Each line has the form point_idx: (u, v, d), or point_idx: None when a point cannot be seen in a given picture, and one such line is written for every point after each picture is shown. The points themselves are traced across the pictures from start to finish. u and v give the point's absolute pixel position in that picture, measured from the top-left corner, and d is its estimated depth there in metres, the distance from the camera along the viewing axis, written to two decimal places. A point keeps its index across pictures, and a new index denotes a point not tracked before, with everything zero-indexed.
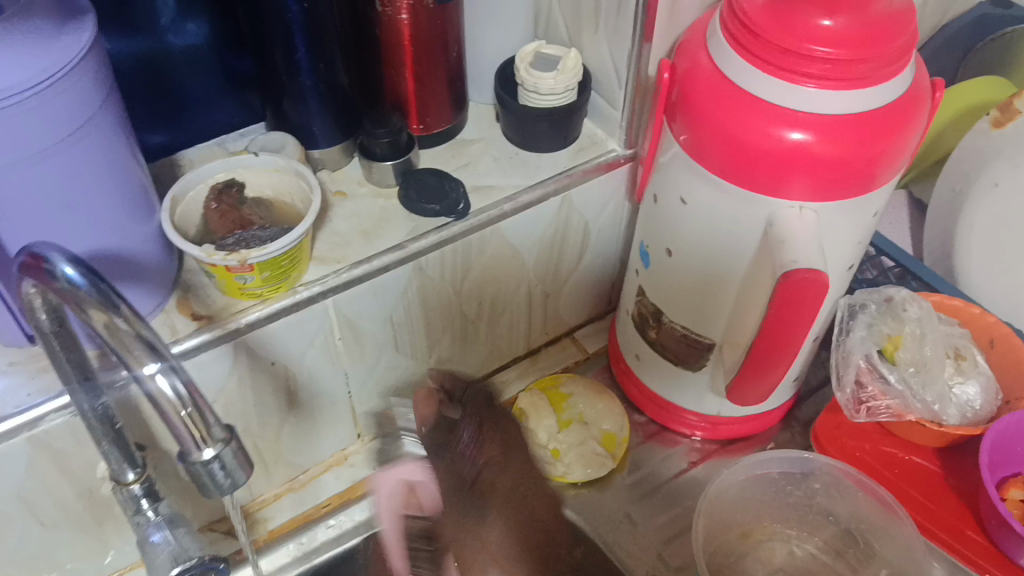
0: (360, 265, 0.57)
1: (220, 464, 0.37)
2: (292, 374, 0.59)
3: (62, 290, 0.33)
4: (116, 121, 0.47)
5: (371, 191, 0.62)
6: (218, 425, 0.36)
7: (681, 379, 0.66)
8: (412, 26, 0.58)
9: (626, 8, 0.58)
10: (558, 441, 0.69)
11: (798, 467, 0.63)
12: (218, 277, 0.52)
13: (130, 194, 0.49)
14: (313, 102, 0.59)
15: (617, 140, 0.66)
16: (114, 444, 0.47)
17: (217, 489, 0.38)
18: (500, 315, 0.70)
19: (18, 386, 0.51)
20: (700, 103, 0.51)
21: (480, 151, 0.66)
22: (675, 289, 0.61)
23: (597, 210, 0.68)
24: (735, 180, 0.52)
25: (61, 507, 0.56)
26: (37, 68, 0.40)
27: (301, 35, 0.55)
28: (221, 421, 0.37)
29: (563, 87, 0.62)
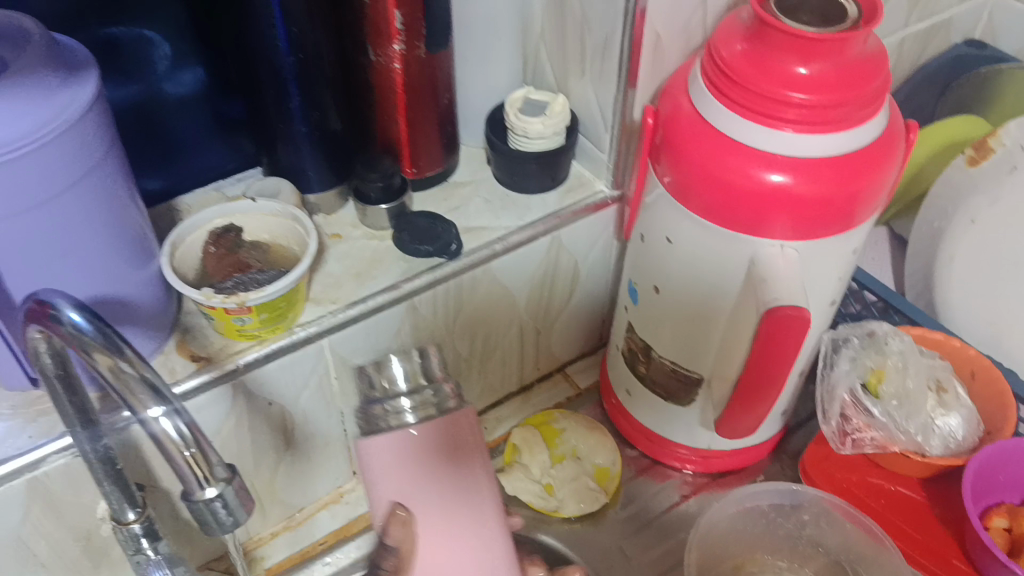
0: (355, 306, 0.58)
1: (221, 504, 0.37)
2: (288, 412, 0.60)
3: (67, 336, 0.34)
4: (117, 169, 0.48)
5: (365, 234, 0.64)
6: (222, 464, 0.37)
7: (672, 413, 0.67)
8: (403, 74, 0.60)
9: (610, 56, 0.60)
10: (551, 476, 0.71)
11: (787, 498, 0.64)
12: (217, 319, 0.53)
13: (129, 239, 0.50)
14: (305, 146, 0.60)
15: (604, 181, 0.68)
16: (115, 485, 0.48)
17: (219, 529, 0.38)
18: (493, 352, 0.71)
19: (19, 429, 0.52)
20: (682, 146, 0.53)
21: (471, 193, 0.68)
22: (664, 325, 0.62)
23: (586, 249, 0.70)
24: (719, 221, 0.54)
25: (60, 547, 0.57)
26: (40, 122, 0.42)
27: (294, 82, 0.57)
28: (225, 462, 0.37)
29: (552, 131, 0.64)
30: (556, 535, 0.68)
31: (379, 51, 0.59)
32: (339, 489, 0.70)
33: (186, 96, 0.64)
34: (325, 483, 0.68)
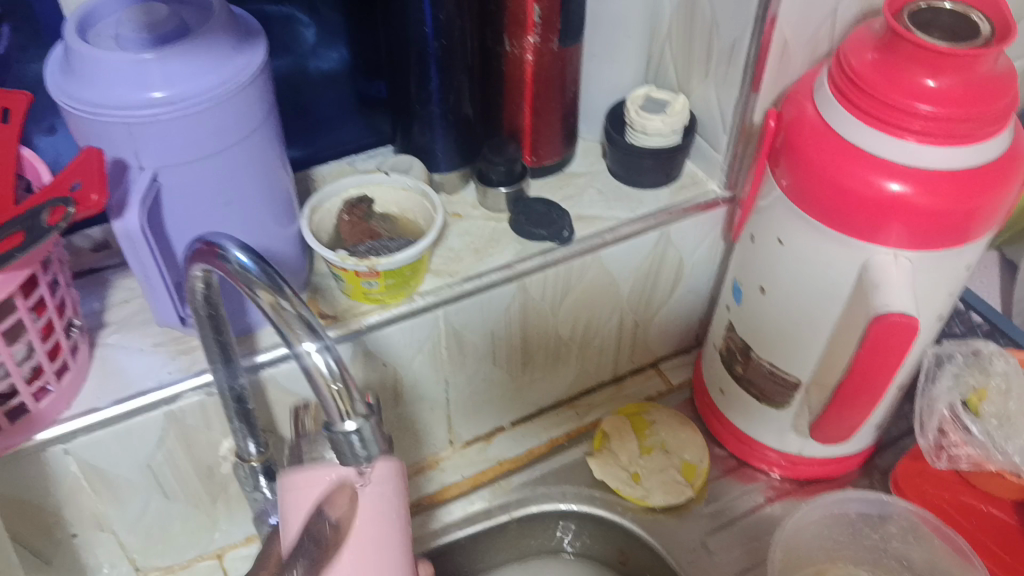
0: (471, 280, 0.61)
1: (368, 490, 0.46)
2: (400, 376, 0.64)
3: (233, 271, 0.39)
4: (273, 133, 0.53)
5: (485, 215, 0.67)
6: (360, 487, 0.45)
7: (766, 415, 0.68)
8: (534, 65, 0.63)
9: (736, 61, 0.62)
10: (639, 465, 0.73)
11: (876, 509, 0.64)
12: (346, 280, 0.57)
13: (277, 199, 0.54)
14: (439, 130, 0.64)
15: (717, 182, 0.69)
16: (243, 422, 0.52)
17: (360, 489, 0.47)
18: (592, 340, 0.74)
19: (159, 365, 0.57)
20: (804, 150, 0.55)
21: (586, 184, 0.70)
22: (766, 326, 0.64)
23: (692, 248, 0.71)
24: (833, 225, 0.55)
25: (184, 480, 0.61)
26: (216, 82, 0.46)
27: (434, 66, 0.60)
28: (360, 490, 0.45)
29: (670, 129, 0.66)
30: (639, 522, 0.70)
31: (514, 41, 0.62)
32: (436, 456, 0.73)
33: (331, 73, 0.68)
34: (424, 448, 0.72)
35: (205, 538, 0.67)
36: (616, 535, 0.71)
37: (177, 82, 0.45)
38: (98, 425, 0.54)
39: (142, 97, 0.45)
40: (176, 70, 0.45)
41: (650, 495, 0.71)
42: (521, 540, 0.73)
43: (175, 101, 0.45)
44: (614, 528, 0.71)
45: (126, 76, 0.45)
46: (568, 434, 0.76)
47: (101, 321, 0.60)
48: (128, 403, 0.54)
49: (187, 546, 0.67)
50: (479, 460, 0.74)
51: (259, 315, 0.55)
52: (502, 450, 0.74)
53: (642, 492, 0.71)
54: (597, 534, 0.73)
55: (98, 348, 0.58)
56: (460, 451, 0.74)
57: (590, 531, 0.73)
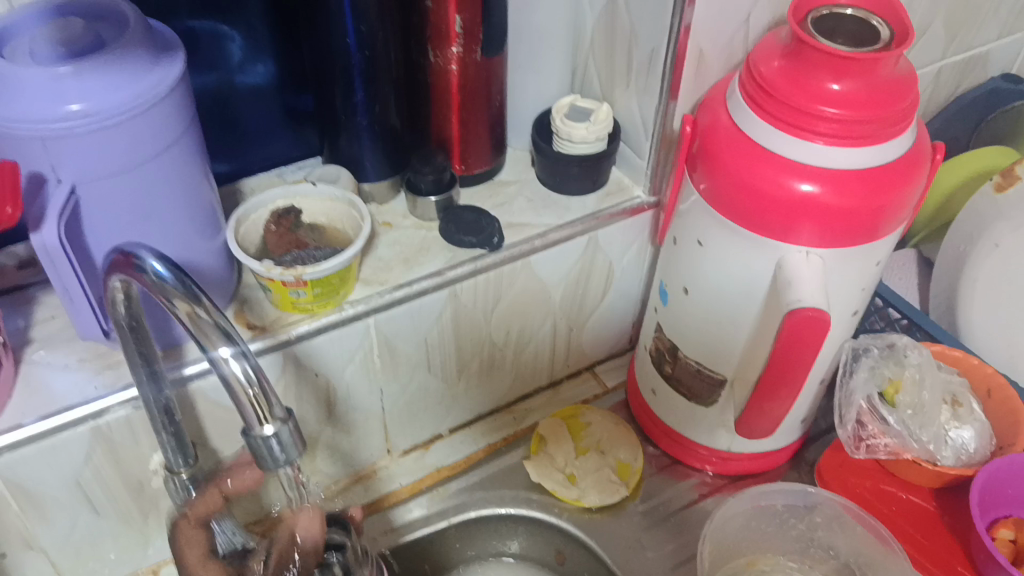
0: (401, 288, 0.62)
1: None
2: (332, 385, 0.64)
3: (151, 283, 0.39)
4: (194, 145, 0.53)
5: (414, 224, 0.68)
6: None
7: (695, 413, 0.70)
8: (459, 75, 0.64)
9: (654, 69, 0.64)
10: (575, 467, 0.74)
11: (801, 500, 0.67)
12: (274, 291, 0.58)
13: (201, 212, 0.55)
14: (366, 140, 0.65)
15: (642, 187, 0.71)
16: (172, 435, 0.52)
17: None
18: (526, 344, 0.75)
19: (85, 380, 0.56)
20: (718, 154, 0.57)
21: (515, 192, 0.72)
22: (691, 326, 0.65)
23: (620, 252, 0.73)
24: (748, 226, 0.57)
25: (114, 496, 0.61)
26: (133, 95, 0.46)
27: (359, 78, 0.61)
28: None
29: (594, 137, 0.68)
30: (576, 523, 0.71)
31: (438, 52, 0.63)
32: (373, 465, 0.74)
33: (259, 86, 0.69)
34: (361, 457, 0.72)
35: (138, 554, 0.66)
36: (552, 535, 0.72)
37: (94, 96, 0.45)
38: (24, 442, 0.54)
39: (59, 111, 0.45)
40: (93, 85, 0.46)
41: (585, 495, 0.72)
42: (462, 547, 0.74)
43: (92, 115, 0.45)
44: (548, 529, 0.72)
45: (42, 90, 0.45)
46: (505, 438, 0.77)
47: (27, 338, 0.59)
48: (55, 418, 0.54)
49: (120, 563, 0.66)
50: (417, 467, 0.74)
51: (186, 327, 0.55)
52: (439, 457, 0.75)
53: (576, 493, 0.72)
54: (533, 536, 0.74)
55: (24, 365, 0.57)
56: (398, 459, 0.75)
57: (527, 534, 0.74)
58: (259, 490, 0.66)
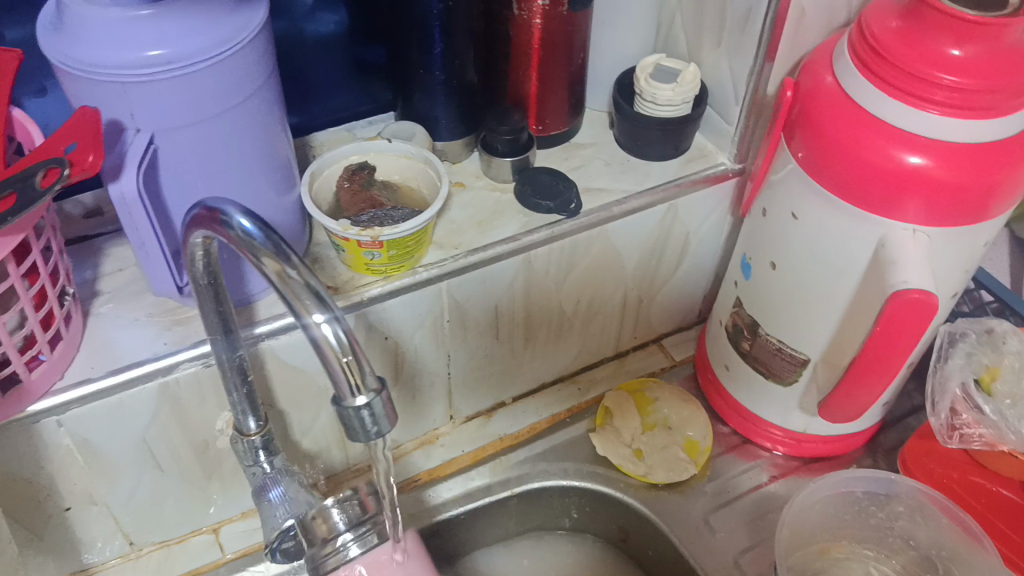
0: (475, 253, 0.60)
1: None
2: (401, 350, 0.62)
3: (237, 239, 0.37)
4: (273, 97, 0.50)
5: (488, 185, 0.66)
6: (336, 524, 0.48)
7: (772, 392, 0.67)
8: (543, 29, 0.61)
9: (750, 29, 0.60)
10: (642, 442, 0.72)
11: (882, 488, 0.64)
12: (347, 251, 0.56)
13: (276, 166, 0.53)
14: (442, 95, 0.62)
15: (727, 154, 0.68)
16: (243, 396, 0.50)
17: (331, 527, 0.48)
18: (595, 314, 0.72)
19: (155, 336, 0.55)
20: (820, 120, 0.53)
21: (592, 155, 0.69)
22: (775, 302, 0.62)
23: (699, 221, 0.70)
24: (849, 198, 0.53)
25: (181, 455, 0.60)
26: (215, 40, 0.44)
27: (438, 30, 0.58)
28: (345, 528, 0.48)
29: (680, 99, 0.64)
30: (641, 499, 0.69)
31: (522, 5, 0.60)
32: (435, 431, 0.72)
33: (331, 36, 0.66)
34: (423, 423, 0.71)
35: (200, 513, 0.66)
36: (619, 512, 0.70)
37: (174, 39, 0.43)
38: (93, 397, 0.52)
39: (139, 56, 0.42)
40: (172, 28, 0.43)
41: (653, 472, 0.70)
42: (524, 517, 0.72)
43: (172, 59, 0.43)
44: (613, 506, 0.70)
45: (120, 33, 0.42)
46: (569, 409, 0.75)
47: (94, 290, 0.58)
48: (123, 374, 0.53)
49: (181, 522, 0.65)
50: (479, 435, 0.73)
51: (259, 285, 0.54)
52: (503, 426, 0.73)
53: (643, 469, 0.70)
54: (598, 511, 0.72)
55: (91, 318, 0.56)
56: (460, 426, 0.73)
57: (589, 508, 0.72)
58: (323, 452, 0.66)
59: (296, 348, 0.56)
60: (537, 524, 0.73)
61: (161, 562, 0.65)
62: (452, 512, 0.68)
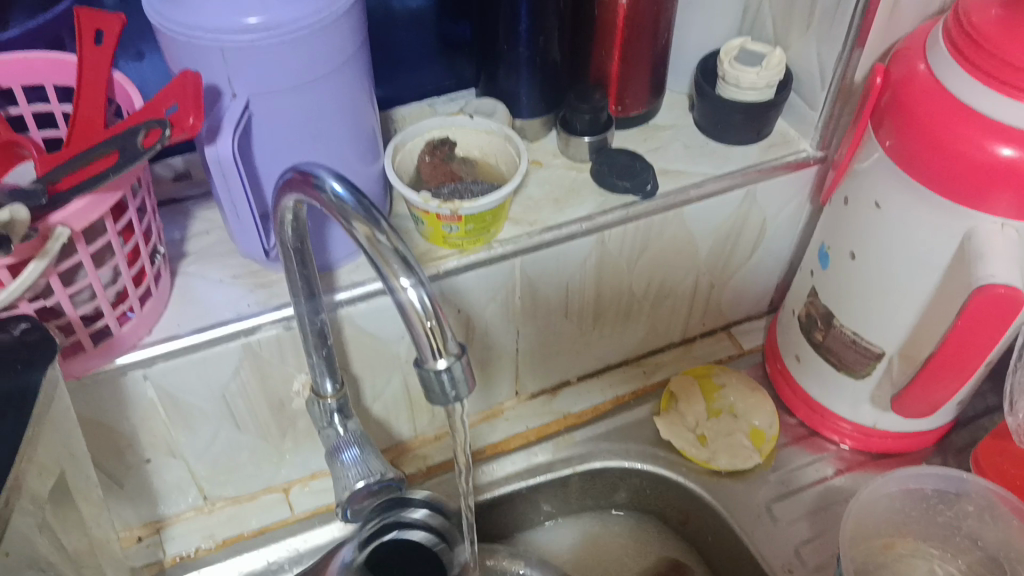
0: (550, 231, 0.60)
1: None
2: (472, 322, 0.63)
3: (329, 202, 0.38)
4: (363, 68, 0.51)
5: (565, 163, 0.66)
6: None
7: (842, 384, 0.67)
8: (628, 8, 0.61)
9: (841, 15, 0.59)
10: (706, 428, 0.72)
11: (952, 486, 0.63)
12: (427, 223, 0.56)
13: (363, 137, 0.54)
14: (525, 73, 0.63)
15: (809, 141, 0.67)
16: (322, 358, 0.52)
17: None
18: (666, 298, 0.72)
19: (240, 297, 0.57)
20: (911, 109, 0.52)
21: (671, 137, 0.68)
22: (852, 294, 0.62)
23: (777, 209, 0.69)
24: (938, 189, 0.52)
25: (257, 414, 0.62)
26: (312, 10, 0.45)
27: (525, 6, 0.58)
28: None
29: (764, 83, 0.63)
30: (703, 484, 0.69)
31: None
32: (501, 405, 0.73)
33: (418, 12, 0.67)
34: (489, 397, 0.72)
35: (271, 471, 0.68)
36: (680, 497, 0.70)
37: (273, 7, 0.44)
38: (178, 352, 0.54)
39: (238, 22, 0.43)
40: None
41: (717, 459, 0.70)
42: (584, 496, 0.73)
43: (270, 27, 0.44)
44: (675, 490, 0.70)
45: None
46: (634, 392, 0.75)
47: (183, 250, 0.60)
48: (207, 332, 0.55)
49: (254, 479, 0.67)
50: (544, 412, 0.73)
51: (342, 253, 0.55)
52: (567, 404, 0.74)
53: (707, 454, 0.70)
54: (658, 494, 0.72)
55: (179, 277, 0.58)
56: (525, 402, 0.74)
57: (651, 491, 0.72)
58: (391, 419, 0.67)
59: (373, 316, 0.57)
60: (597, 503, 0.74)
61: (232, 516, 0.67)
62: (513, 486, 0.69)
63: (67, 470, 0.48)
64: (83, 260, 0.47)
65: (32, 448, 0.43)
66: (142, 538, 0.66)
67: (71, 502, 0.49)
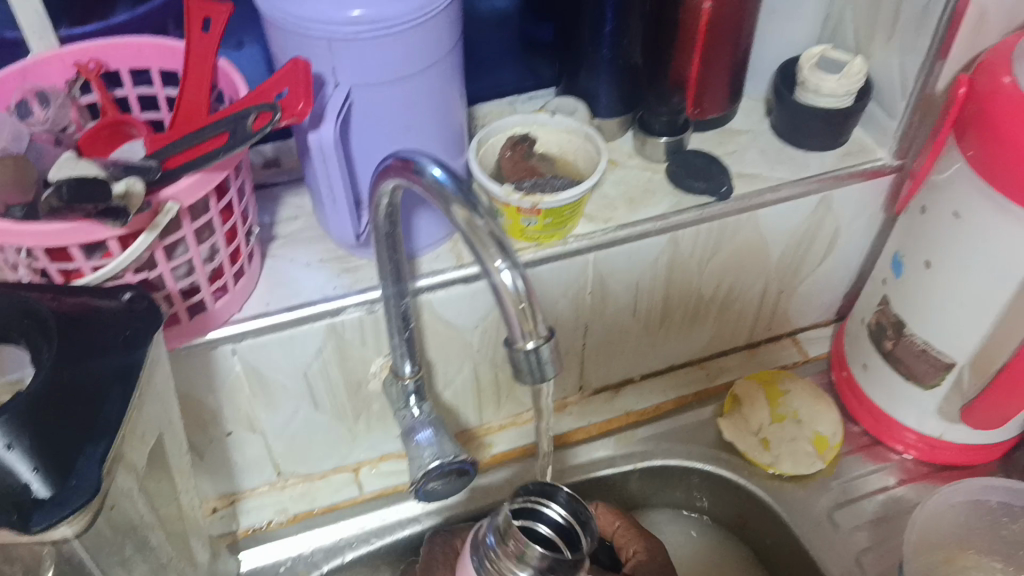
0: (626, 228, 0.62)
1: (474, 560, 0.50)
2: (544, 315, 0.65)
3: (430, 187, 0.40)
4: (456, 63, 0.53)
5: (641, 164, 0.67)
6: (537, 558, 0.46)
7: (910, 394, 0.67)
8: (713, 13, 0.61)
9: (926, 25, 0.60)
10: (770, 432, 0.72)
11: (1019, 500, 0.63)
12: (506, 216, 0.58)
13: (452, 129, 0.56)
14: (605, 73, 0.64)
15: (886, 150, 0.67)
16: (404, 340, 0.54)
17: (532, 557, 0.46)
18: (734, 301, 0.73)
19: (325, 279, 0.59)
20: (995, 120, 0.52)
21: (747, 142, 0.69)
22: (926, 303, 0.62)
23: (850, 217, 0.69)
24: (1020, 202, 0.52)
25: (334, 394, 0.64)
26: (414, 6, 0.47)
27: (612, 8, 0.60)
28: (544, 565, 0.46)
29: (844, 91, 0.64)
30: (764, 487, 0.70)
31: None
32: (565, 400, 0.75)
33: None
34: (556, 390, 0.73)
35: (343, 451, 0.70)
36: (740, 499, 0.71)
37: (379, 2, 0.46)
38: (266, 330, 0.57)
39: (345, 15, 0.46)
40: None
41: (780, 462, 0.70)
42: (644, 493, 0.74)
43: (375, 21, 0.46)
44: (736, 492, 0.71)
45: None
46: (697, 393, 0.76)
47: (272, 233, 0.63)
48: (295, 312, 0.57)
49: (326, 457, 0.70)
50: (608, 408, 0.75)
51: (426, 240, 0.57)
52: (630, 402, 0.75)
53: (769, 458, 0.70)
54: (718, 495, 0.73)
55: (268, 259, 0.61)
56: (590, 398, 0.75)
57: (712, 492, 0.73)
58: (460, 407, 0.69)
59: (452, 304, 0.59)
60: (656, 501, 0.75)
61: (304, 493, 0.70)
62: (576, 479, 0.70)
63: (163, 435, 0.51)
64: (187, 236, 0.49)
65: (138, 410, 0.46)
66: (218, 509, 0.68)
67: (164, 466, 0.52)
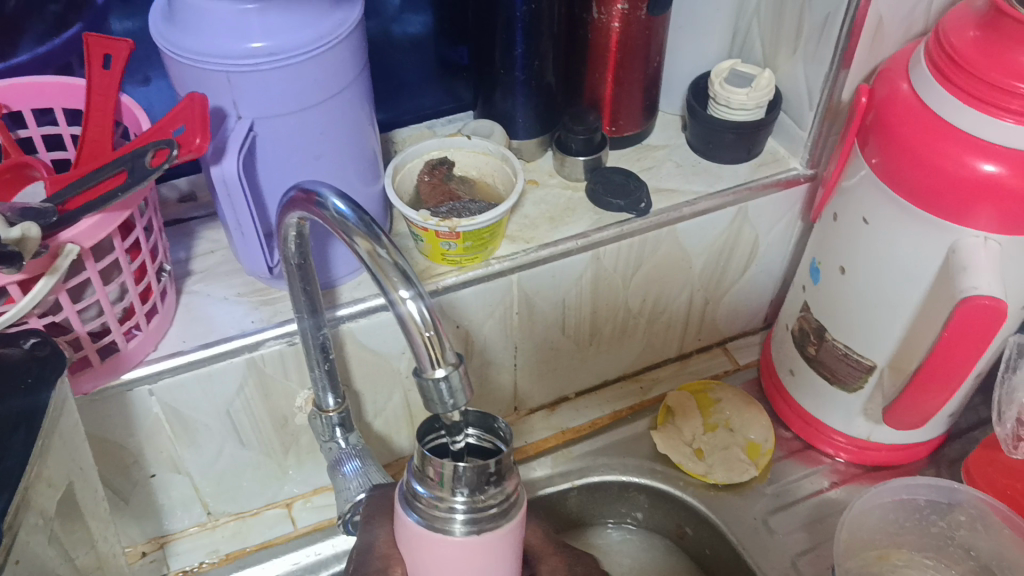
0: (546, 248, 0.62)
1: (410, 509, 0.41)
2: (471, 338, 0.64)
3: (332, 220, 0.40)
4: (364, 91, 0.53)
5: (561, 183, 0.67)
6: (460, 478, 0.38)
7: (835, 397, 0.68)
8: (621, 33, 0.63)
9: (827, 37, 0.61)
10: (703, 442, 0.73)
11: (944, 496, 0.64)
12: (426, 241, 0.58)
13: (364, 157, 0.55)
14: (521, 96, 0.64)
15: (799, 159, 0.69)
16: (324, 372, 0.53)
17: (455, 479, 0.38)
18: (661, 313, 0.73)
19: (244, 314, 0.58)
20: (894, 127, 0.54)
21: (664, 157, 0.70)
22: (843, 308, 0.63)
23: (769, 226, 0.71)
24: (923, 206, 0.54)
25: (260, 429, 0.63)
26: (314, 36, 0.46)
27: (521, 31, 0.60)
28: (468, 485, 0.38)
29: (754, 103, 0.65)
30: (700, 498, 0.70)
31: (601, 8, 0.62)
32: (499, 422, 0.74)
33: (417, 36, 0.69)
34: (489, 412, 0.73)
35: (275, 487, 0.69)
36: (678, 510, 0.71)
37: (278, 34, 0.45)
38: (183, 368, 0.56)
39: (243, 47, 0.45)
40: (276, 22, 0.45)
41: (713, 472, 0.71)
42: (583, 510, 0.73)
43: (274, 52, 0.46)
44: (673, 504, 0.71)
45: (228, 26, 0.45)
46: (631, 407, 0.76)
47: (188, 269, 0.61)
48: (212, 348, 0.56)
49: (257, 494, 0.68)
50: (543, 427, 0.75)
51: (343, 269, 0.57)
52: (565, 419, 0.75)
53: (703, 468, 0.71)
54: (657, 508, 0.73)
55: (185, 296, 0.59)
56: (524, 418, 0.75)
57: (650, 505, 0.73)
58: (392, 434, 0.68)
59: (373, 332, 0.58)
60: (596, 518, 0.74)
61: (235, 532, 0.68)
62: None
63: (74, 481, 0.49)
64: (92, 277, 0.48)
65: (43, 456, 0.44)
66: (147, 554, 0.66)
67: (78, 513, 0.50)
